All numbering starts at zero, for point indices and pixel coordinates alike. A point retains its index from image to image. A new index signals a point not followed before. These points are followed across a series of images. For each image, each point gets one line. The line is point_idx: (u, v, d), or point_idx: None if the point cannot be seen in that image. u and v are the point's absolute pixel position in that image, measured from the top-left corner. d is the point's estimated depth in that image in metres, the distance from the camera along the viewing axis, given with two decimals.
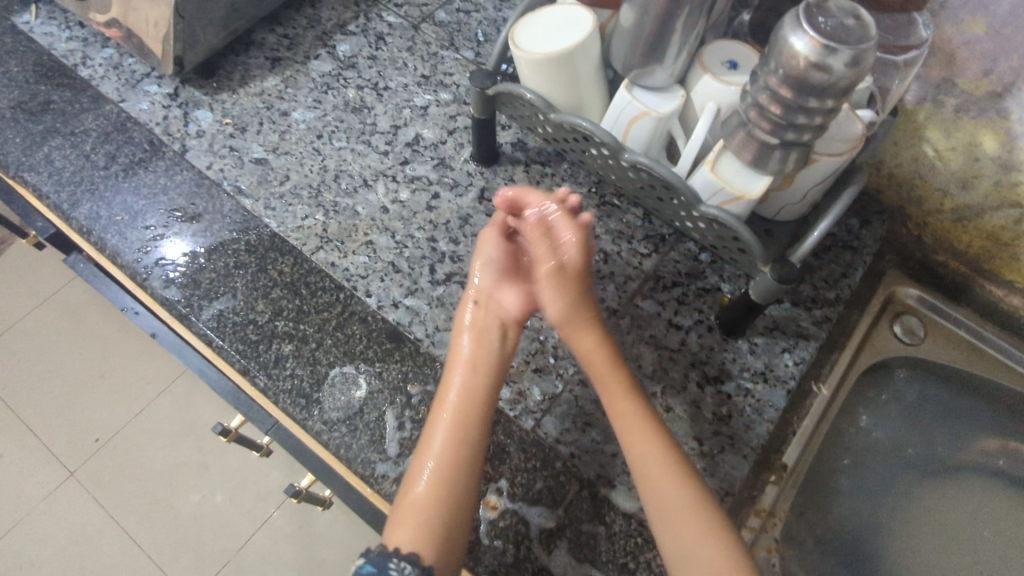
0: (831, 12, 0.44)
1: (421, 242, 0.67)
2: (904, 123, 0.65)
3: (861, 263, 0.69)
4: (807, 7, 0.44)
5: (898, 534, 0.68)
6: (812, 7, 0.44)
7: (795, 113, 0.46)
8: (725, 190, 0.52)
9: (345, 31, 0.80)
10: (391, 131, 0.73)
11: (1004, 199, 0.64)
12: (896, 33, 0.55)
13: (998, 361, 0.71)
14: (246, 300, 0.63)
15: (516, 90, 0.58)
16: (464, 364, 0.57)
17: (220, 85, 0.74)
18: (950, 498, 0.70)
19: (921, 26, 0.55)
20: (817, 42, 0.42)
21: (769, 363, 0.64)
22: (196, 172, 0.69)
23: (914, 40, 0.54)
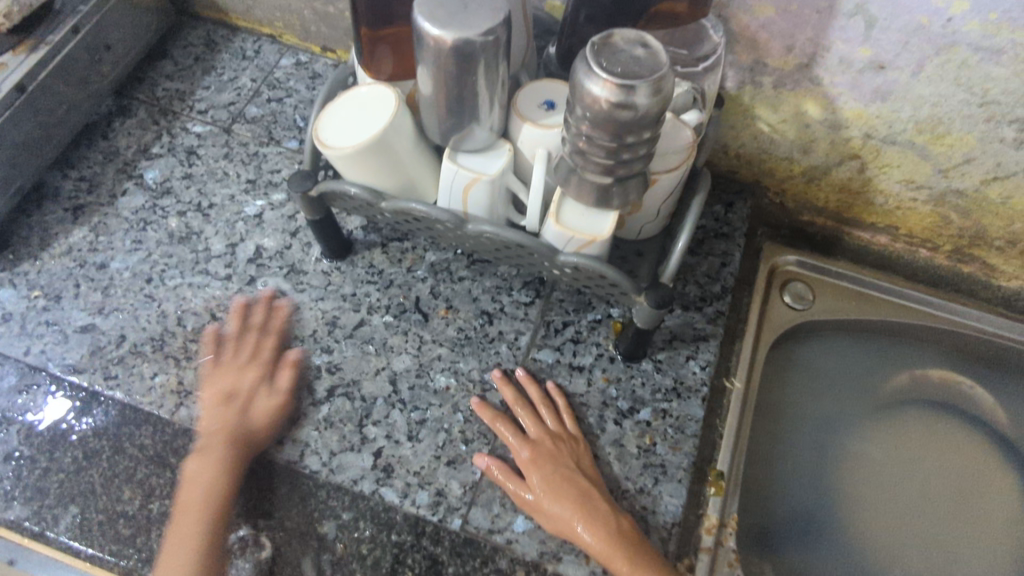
0: (618, 46, 0.42)
1: (292, 362, 0.61)
2: (734, 107, 0.66)
3: (736, 247, 0.70)
4: (593, 47, 0.42)
5: (849, 487, 0.70)
6: (597, 46, 0.42)
7: (618, 150, 0.45)
8: (575, 237, 0.49)
9: (151, 154, 0.72)
10: (228, 251, 0.67)
11: (842, 153, 0.65)
12: (688, 43, 0.56)
13: (882, 300, 0.74)
14: (109, 492, 0.55)
15: (339, 187, 0.53)
16: (202, 452, 0.56)
17: (19, 255, 0.65)
18: (886, 437, 0.73)
19: (710, 31, 0.56)
20: (610, 86, 0.40)
21: (678, 376, 0.63)
22: (13, 363, 0.60)
23: (708, 48, 0.55)
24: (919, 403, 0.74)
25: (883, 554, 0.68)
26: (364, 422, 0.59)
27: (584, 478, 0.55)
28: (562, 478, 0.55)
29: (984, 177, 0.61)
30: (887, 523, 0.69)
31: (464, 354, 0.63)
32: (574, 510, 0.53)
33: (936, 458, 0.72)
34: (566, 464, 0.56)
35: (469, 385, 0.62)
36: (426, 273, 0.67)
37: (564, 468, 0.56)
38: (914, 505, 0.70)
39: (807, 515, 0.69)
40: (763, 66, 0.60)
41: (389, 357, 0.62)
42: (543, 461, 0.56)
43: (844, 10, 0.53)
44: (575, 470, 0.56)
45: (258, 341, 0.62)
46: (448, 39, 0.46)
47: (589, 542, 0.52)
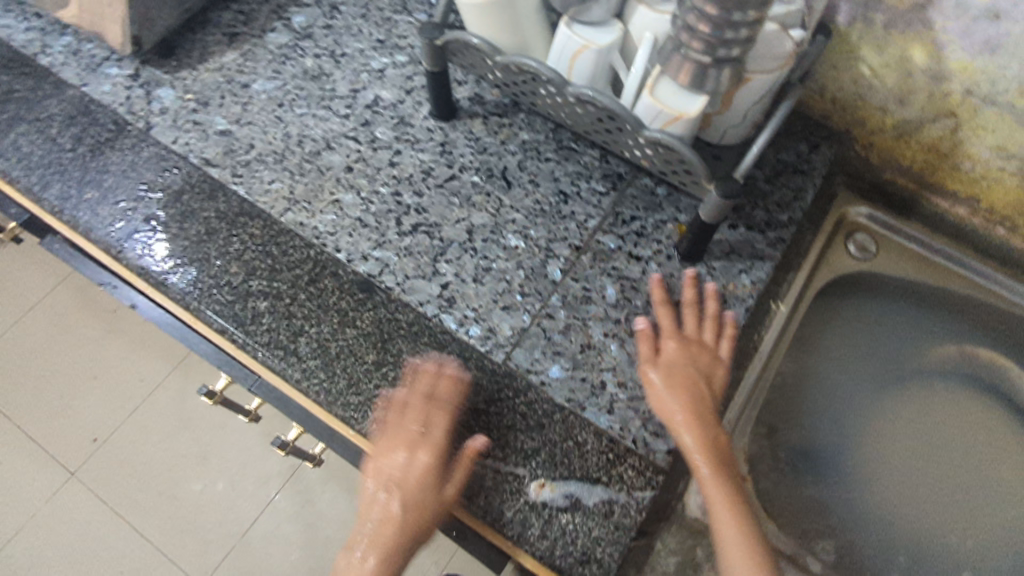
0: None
1: (386, 197, 0.70)
2: (840, 45, 0.68)
3: (812, 185, 0.72)
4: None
5: (870, 443, 0.74)
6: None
7: (722, 29, 0.49)
8: (663, 111, 0.54)
9: (300, 3, 0.82)
10: (350, 95, 0.76)
11: (939, 109, 0.67)
12: None
13: (945, 268, 0.75)
14: (221, 264, 0.65)
15: (463, 37, 0.60)
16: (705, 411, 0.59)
17: (180, 63, 0.76)
18: (912, 404, 0.76)
19: None
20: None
21: (728, 283, 0.67)
22: (161, 147, 0.71)
23: None
24: (952, 381, 0.76)
25: (888, 507, 0.71)
26: (438, 258, 0.67)
27: (703, 384, 0.61)
28: (669, 375, 0.60)
29: None
30: (898, 480, 0.72)
31: (536, 223, 0.69)
32: (682, 411, 0.58)
33: (960, 429, 0.75)
34: (693, 365, 0.61)
35: (535, 250, 0.68)
36: (517, 148, 0.73)
37: (693, 369, 0.61)
38: (928, 473, 0.73)
39: (819, 449, 0.72)
40: (878, 2, 0.62)
41: (470, 211, 0.69)
42: (678, 359, 0.61)
43: None
44: (686, 376, 0.60)
45: (692, 317, 0.64)
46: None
47: (689, 445, 0.57)
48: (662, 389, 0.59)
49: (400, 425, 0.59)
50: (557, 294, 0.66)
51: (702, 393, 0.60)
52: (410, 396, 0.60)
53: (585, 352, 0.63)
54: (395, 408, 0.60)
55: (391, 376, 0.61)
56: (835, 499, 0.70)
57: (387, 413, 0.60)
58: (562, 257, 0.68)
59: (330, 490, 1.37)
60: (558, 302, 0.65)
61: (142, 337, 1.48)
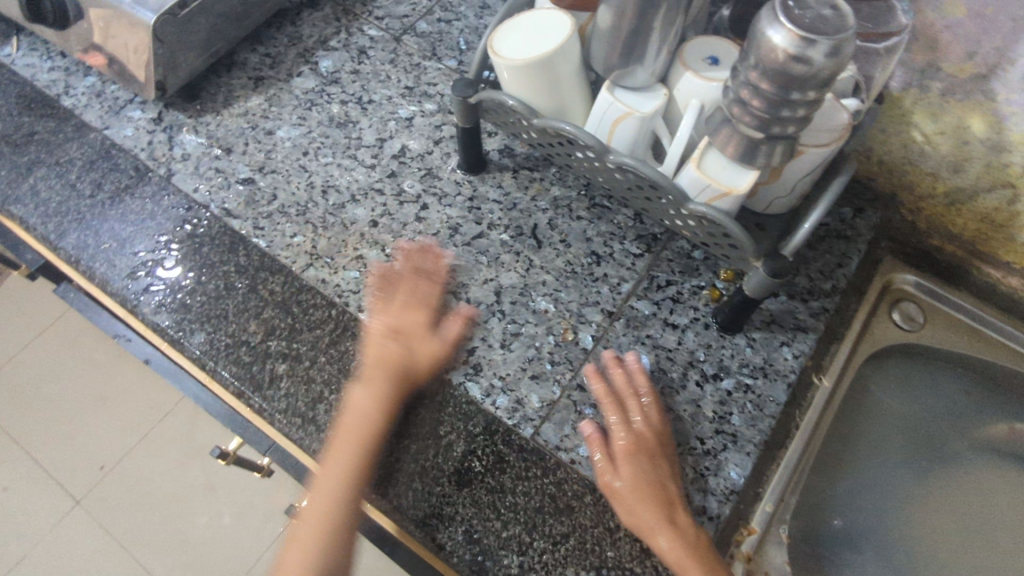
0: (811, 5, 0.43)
1: (412, 254, 0.67)
2: (891, 110, 0.65)
3: (857, 252, 0.69)
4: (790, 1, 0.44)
5: (912, 526, 0.70)
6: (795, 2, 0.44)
7: (778, 107, 0.46)
8: (712, 185, 0.51)
9: (327, 47, 0.80)
10: (377, 144, 0.73)
11: (996, 179, 0.63)
12: (876, 20, 0.55)
13: (997, 342, 0.71)
14: (238, 321, 0.62)
15: (498, 98, 0.58)
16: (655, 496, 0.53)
17: (204, 107, 0.75)
18: (960, 485, 0.71)
19: (901, 14, 0.55)
20: (794, 35, 0.42)
21: (768, 357, 0.63)
22: (182, 196, 0.69)
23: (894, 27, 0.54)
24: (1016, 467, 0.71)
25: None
26: (464, 321, 0.63)
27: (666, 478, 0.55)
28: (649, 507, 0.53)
29: None
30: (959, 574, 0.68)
31: (567, 285, 0.66)
32: (654, 514, 0.53)
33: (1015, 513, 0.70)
34: (655, 466, 0.55)
35: (566, 315, 0.64)
36: (547, 205, 0.70)
37: (650, 468, 0.55)
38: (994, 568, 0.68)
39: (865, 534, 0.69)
40: (935, 70, 0.60)
41: (497, 270, 0.66)
42: (635, 459, 0.55)
43: None
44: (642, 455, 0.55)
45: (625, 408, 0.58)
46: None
47: (664, 547, 0.52)
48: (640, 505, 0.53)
49: (422, 505, 0.55)
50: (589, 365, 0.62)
51: (668, 495, 0.54)
52: (432, 471, 0.57)
53: None
54: (416, 484, 0.56)
55: (414, 448, 0.58)
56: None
57: (408, 490, 0.56)
58: (594, 323, 0.64)
59: None
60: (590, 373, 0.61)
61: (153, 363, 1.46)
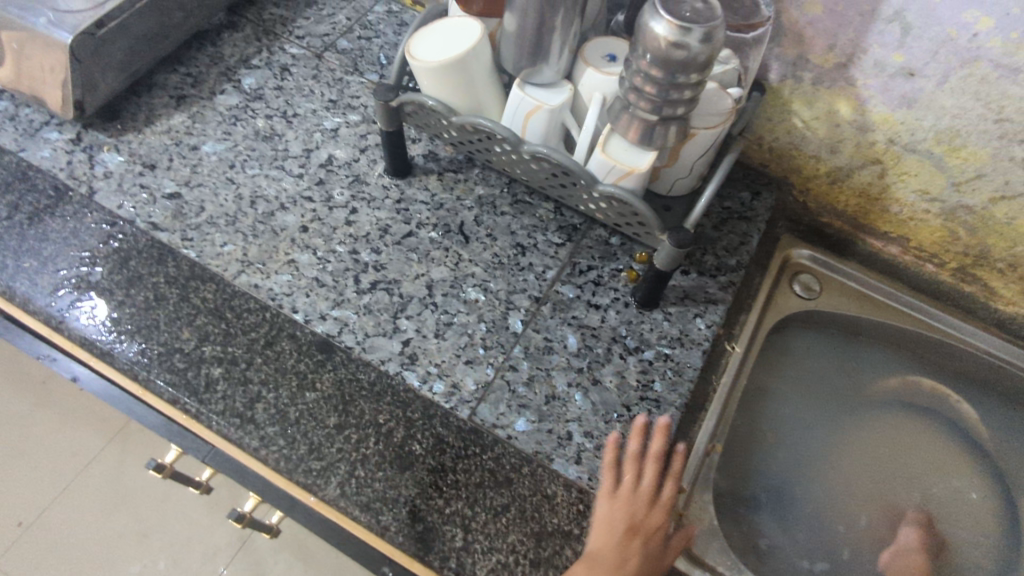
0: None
1: (344, 255, 0.69)
2: (773, 100, 0.73)
3: (757, 230, 0.76)
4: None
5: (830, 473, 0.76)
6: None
7: (667, 90, 0.52)
8: (617, 166, 0.56)
9: (249, 65, 0.82)
10: (304, 154, 0.75)
11: (866, 157, 0.72)
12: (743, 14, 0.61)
13: (882, 304, 0.80)
14: (170, 330, 0.62)
15: (417, 99, 0.61)
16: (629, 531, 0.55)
17: (125, 126, 0.75)
18: (868, 433, 0.79)
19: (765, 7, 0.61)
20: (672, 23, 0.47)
21: (684, 328, 0.68)
22: (105, 212, 0.68)
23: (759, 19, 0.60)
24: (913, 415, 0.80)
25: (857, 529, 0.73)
26: (399, 314, 0.65)
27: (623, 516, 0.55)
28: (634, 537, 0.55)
29: (992, 195, 0.67)
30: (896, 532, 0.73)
31: (495, 275, 0.69)
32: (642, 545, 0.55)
33: (915, 451, 0.78)
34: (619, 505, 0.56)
35: (496, 302, 0.68)
36: (473, 203, 0.74)
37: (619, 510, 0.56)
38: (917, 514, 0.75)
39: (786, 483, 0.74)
40: (805, 61, 0.67)
41: (428, 265, 0.69)
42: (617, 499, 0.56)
43: (882, 15, 0.60)
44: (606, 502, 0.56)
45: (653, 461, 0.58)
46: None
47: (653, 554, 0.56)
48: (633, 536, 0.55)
49: (365, 490, 0.56)
50: (519, 346, 0.65)
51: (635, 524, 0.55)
52: (374, 459, 0.58)
53: (550, 404, 0.62)
54: (359, 472, 0.57)
55: (354, 437, 0.59)
56: (811, 534, 0.71)
57: (351, 478, 0.57)
58: (523, 308, 0.68)
59: (283, 561, 1.30)
60: (522, 354, 0.65)
61: (77, 407, 1.39)
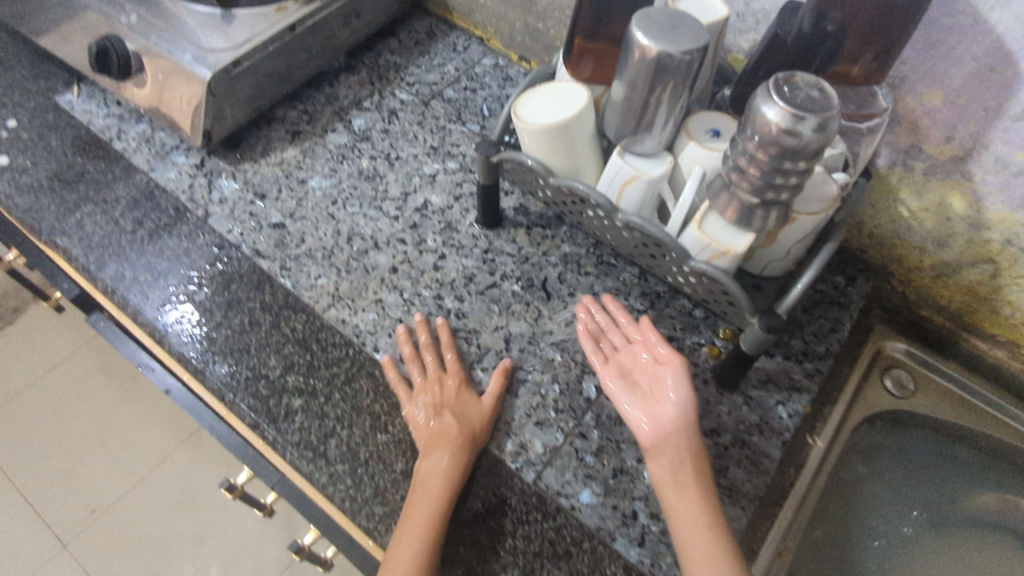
0: (798, 84, 0.49)
1: (428, 299, 0.70)
2: (880, 186, 0.70)
3: (848, 317, 0.74)
4: (779, 80, 0.49)
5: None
6: (782, 79, 0.49)
7: (772, 175, 0.51)
8: (712, 245, 0.55)
9: (361, 107, 0.87)
10: (401, 197, 0.78)
11: (978, 254, 0.68)
12: (858, 102, 0.60)
13: (986, 413, 0.74)
14: (260, 355, 0.65)
15: (518, 157, 0.63)
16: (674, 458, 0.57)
17: (243, 156, 0.81)
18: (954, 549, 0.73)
19: (882, 98, 0.60)
20: (781, 108, 0.47)
21: (764, 415, 0.66)
22: (216, 236, 0.73)
23: (876, 109, 0.59)
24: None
25: None
26: (475, 365, 0.66)
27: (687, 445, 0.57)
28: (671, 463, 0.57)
29: None
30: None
31: (572, 336, 0.69)
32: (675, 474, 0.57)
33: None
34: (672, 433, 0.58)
35: (572, 364, 0.67)
36: (558, 261, 0.75)
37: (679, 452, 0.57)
38: None
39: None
40: (917, 151, 0.65)
41: (508, 319, 0.70)
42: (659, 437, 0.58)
43: (1010, 112, 0.57)
44: (686, 450, 0.57)
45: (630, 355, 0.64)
46: (652, 49, 0.53)
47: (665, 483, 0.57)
48: (661, 461, 0.57)
49: None
50: (591, 413, 0.64)
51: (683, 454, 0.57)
52: None
53: (617, 477, 0.61)
54: None
55: None
56: None
57: None
58: (598, 374, 0.67)
59: None
60: (592, 422, 0.64)
61: (157, 404, 1.47)
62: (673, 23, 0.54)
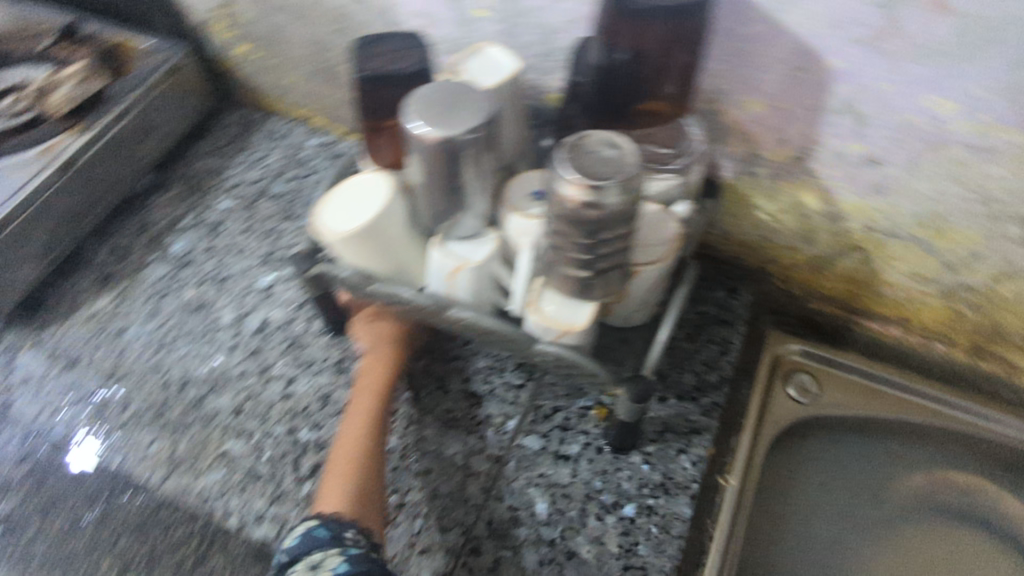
0: (591, 146, 0.43)
1: (282, 437, 0.62)
2: (733, 196, 0.66)
3: (737, 335, 0.70)
4: (567, 148, 0.43)
5: None
6: (570, 146, 0.43)
7: (591, 245, 0.45)
8: (552, 327, 0.50)
9: (178, 227, 0.78)
10: (236, 322, 0.70)
11: (845, 244, 0.65)
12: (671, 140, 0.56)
13: (891, 397, 0.72)
14: (89, 562, 0.57)
15: (335, 271, 0.56)
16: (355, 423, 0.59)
17: (47, 320, 0.70)
18: (894, 535, 0.71)
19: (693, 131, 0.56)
20: (575, 192, 0.42)
21: (668, 470, 0.62)
22: (22, 428, 0.64)
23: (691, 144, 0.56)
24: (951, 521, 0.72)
25: None
26: None
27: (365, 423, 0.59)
28: None
29: (996, 275, 0.60)
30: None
31: (449, 435, 0.64)
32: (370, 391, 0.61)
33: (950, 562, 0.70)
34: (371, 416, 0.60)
35: (450, 470, 0.62)
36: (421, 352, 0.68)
37: None
38: None
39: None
40: (756, 158, 0.61)
41: None
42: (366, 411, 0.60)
43: (830, 107, 0.53)
44: None
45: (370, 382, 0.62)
46: (433, 136, 0.45)
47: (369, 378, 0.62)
48: None
49: None
50: (482, 521, 0.59)
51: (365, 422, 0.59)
52: None
53: None
54: None
55: None
56: None
57: None
58: (484, 473, 0.62)
59: None
60: (484, 531, 0.59)
61: None
62: (452, 100, 0.47)
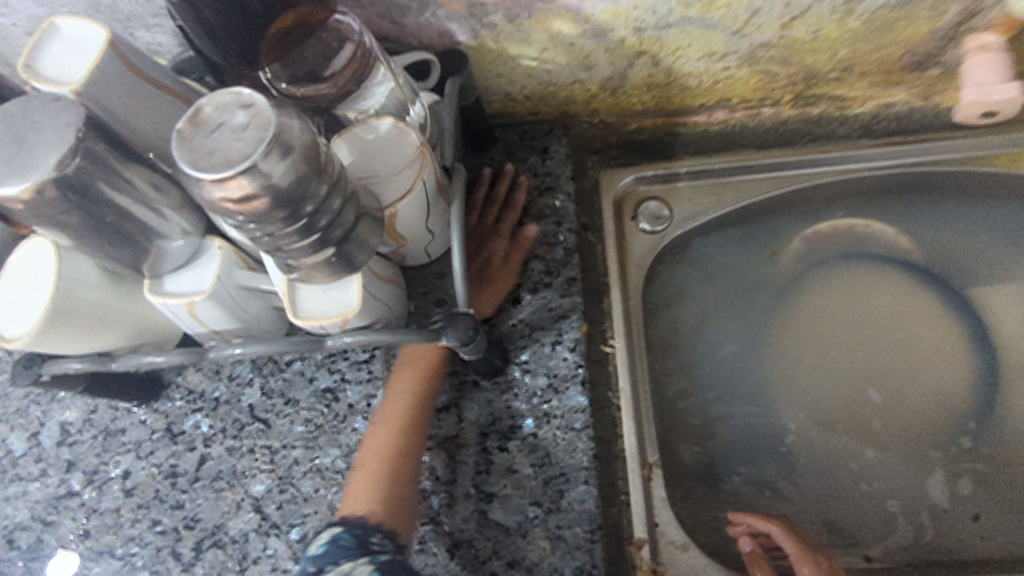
0: (210, 119, 0.32)
1: (146, 536, 0.55)
2: (488, 56, 0.55)
3: (567, 196, 0.62)
4: (181, 139, 0.32)
5: (774, 367, 0.67)
6: (184, 136, 0.32)
7: (305, 226, 0.36)
8: (326, 324, 0.41)
9: None
10: (31, 444, 0.59)
11: (626, 56, 0.56)
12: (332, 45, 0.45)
13: (739, 183, 0.68)
14: None
15: (61, 366, 0.44)
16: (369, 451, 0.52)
17: None
18: (801, 301, 0.69)
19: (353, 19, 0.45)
20: (237, 186, 0.31)
21: (550, 369, 0.57)
22: None
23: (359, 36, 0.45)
24: (842, 266, 0.70)
25: (817, 399, 0.66)
26: (245, 565, 0.53)
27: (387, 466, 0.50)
28: None
29: (782, 22, 0.53)
30: (913, 410, 0.65)
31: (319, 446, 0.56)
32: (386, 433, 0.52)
33: (864, 303, 0.69)
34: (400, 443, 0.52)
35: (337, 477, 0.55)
36: (250, 374, 0.59)
37: None
38: (890, 359, 0.67)
39: (766, 426, 0.65)
40: (482, 6, 0.50)
41: (244, 485, 0.56)
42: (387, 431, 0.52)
43: None
44: None
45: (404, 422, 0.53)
46: (12, 193, 0.33)
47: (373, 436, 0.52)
48: None
49: None
50: None
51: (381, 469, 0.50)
52: None
53: (460, 550, 0.53)
54: None
55: None
56: (775, 447, 0.64)
57: None
58: None
59: None
60: None
61: None
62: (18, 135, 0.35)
